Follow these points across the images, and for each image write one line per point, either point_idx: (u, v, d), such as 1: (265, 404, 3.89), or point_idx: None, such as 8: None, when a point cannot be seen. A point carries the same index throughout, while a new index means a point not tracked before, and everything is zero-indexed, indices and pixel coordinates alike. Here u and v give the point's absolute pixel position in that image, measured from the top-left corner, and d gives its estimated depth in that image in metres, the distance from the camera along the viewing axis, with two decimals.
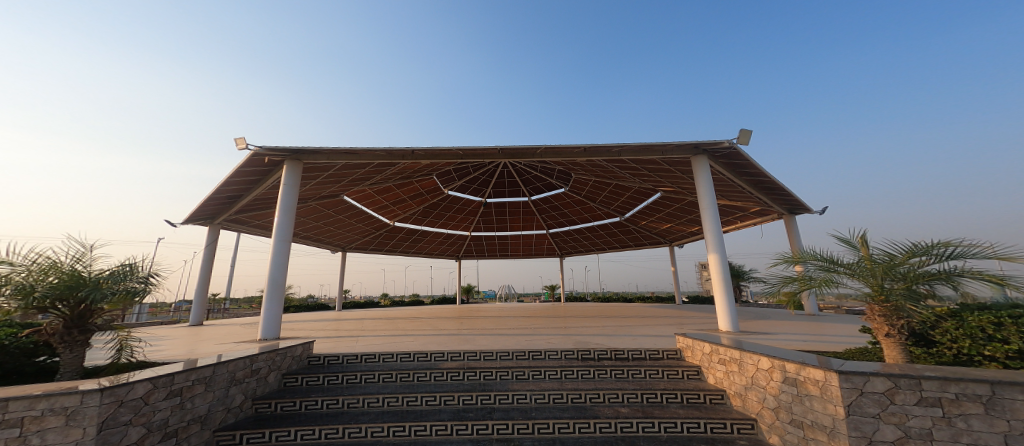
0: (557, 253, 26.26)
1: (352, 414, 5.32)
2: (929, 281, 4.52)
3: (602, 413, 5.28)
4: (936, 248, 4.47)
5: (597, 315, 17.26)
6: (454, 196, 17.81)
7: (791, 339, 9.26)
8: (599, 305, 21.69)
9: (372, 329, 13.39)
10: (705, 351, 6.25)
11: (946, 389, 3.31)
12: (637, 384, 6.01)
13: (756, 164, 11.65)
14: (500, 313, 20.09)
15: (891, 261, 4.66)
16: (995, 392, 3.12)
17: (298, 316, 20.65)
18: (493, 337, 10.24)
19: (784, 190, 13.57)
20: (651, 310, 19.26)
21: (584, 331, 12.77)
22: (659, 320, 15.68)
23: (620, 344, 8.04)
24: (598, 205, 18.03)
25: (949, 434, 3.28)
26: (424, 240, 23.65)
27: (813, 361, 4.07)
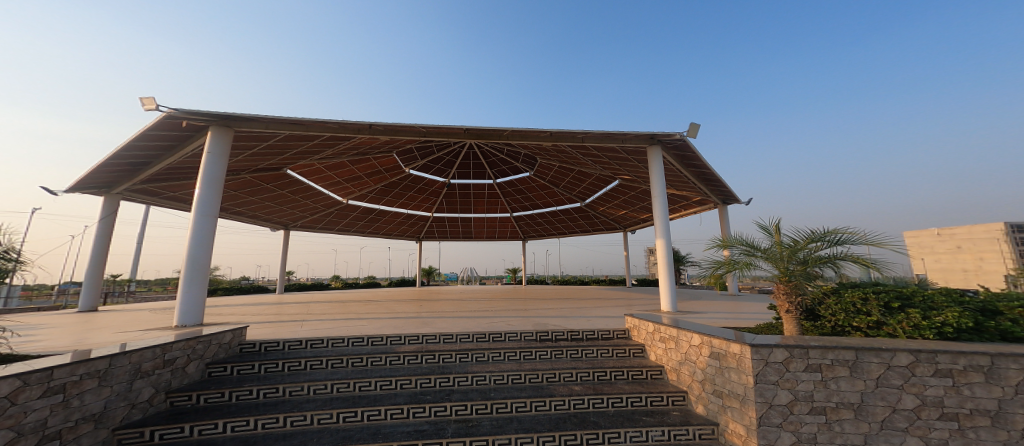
0: (516, 236, 26.32)
1: (295, 403, 4.86)
2: (822, 264, 5.10)
3: (557, 391, 5.32)
4: (828, 234, 5.10)
5: (557, 298, 17.78)
6: (412, 176, 16.89)
7: (719, 317, 10.19)
8: (557, 287, 22.35)
9: (321, 311, 12.46)
10: (649, 329, 6.52)
11: (826, 357, 4.01)
12: (589, 363, 6.11)
13: (701, 157, 12.39)
14: (463, 295, 19.86)
15: (795, 245, 5.20)
16: (859, 357, 3.93)
17: (231, 300, 18.65)
18: (454, 317, 9.97)
19: (721, 182, 14.65)
20: (603, 292, 20.13)
21: (544, 313, 13.03)
22: (611, 302, 16.41)
23: (578, 326, 8.17)
24: (561, 190, 18.22)
25: (825, 394, 4.00)
26: (381, 220, 22.48)
27: (731, 336, 4.47)
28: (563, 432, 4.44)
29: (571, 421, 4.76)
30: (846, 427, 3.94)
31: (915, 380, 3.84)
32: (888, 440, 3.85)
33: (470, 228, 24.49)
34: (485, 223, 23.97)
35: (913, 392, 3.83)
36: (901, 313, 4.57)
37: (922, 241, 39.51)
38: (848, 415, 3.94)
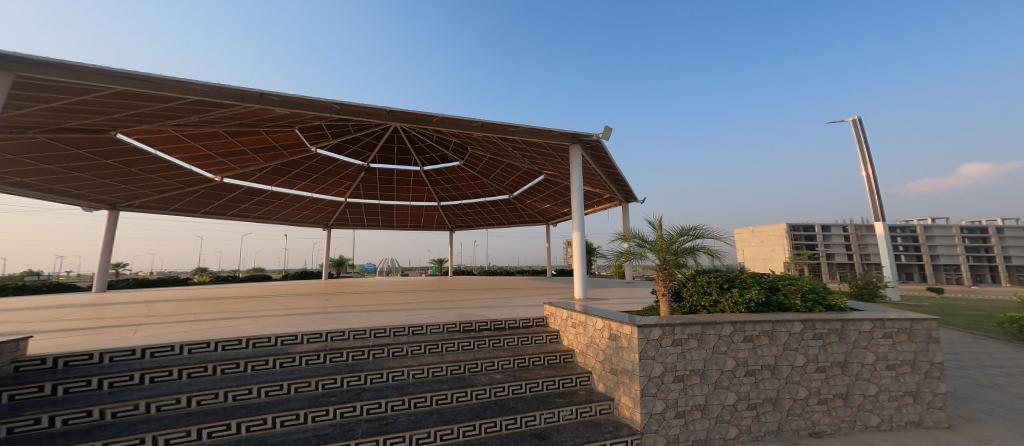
0: (434, 226, 25.61)
1: (125, 425, 3.92)
2: (689, 254, 6.18)
3: (478, 381, 5.35)
4: (693, 229, 6.16)
5: (481, 288, 17.98)
6: (317, 155, 15.01)
7: (625, 302, 11.46)
8: (480, 278, 22.54)
9: (195, 308, 10.43)
10: (563, 316, 6.92)
11: (685, 332, 4.84)
12: (510, 351, 6.24)
13: (612, 158, 13.69)
14: (378, 287, 18.72)
15: (672, 239, 6.21)
16: (704, 330, 4.87)
17: (57, 300, 14.37)
18: (368, 310, 9.31)
19: (626, 181, 16.41)
20: (518, 282, 21.01)
21: (469, 304, 13.03)
22: (526, 291, 17.21)
23: (497, 315, 8.34)
24: (486, 181, 18.28)
25: (684, 365, 4.82)
26: (278, 203, 19.65)
27: (625, 320, 5.08)
28: (483, 420, 4.52)
29: (492, 408, 4.87)
30: (696, 392, 4.82)
31: (736, 345, 4.94)
32: (720, 399, 4.86)
33: (384, 216, 22.96)
34: (401, 211, 22.73)
35: (733, 355, 4.92)
36: (735, 292, 5.73)
37: (748, 239, 51.79)
38: (696, 380, 4.83)
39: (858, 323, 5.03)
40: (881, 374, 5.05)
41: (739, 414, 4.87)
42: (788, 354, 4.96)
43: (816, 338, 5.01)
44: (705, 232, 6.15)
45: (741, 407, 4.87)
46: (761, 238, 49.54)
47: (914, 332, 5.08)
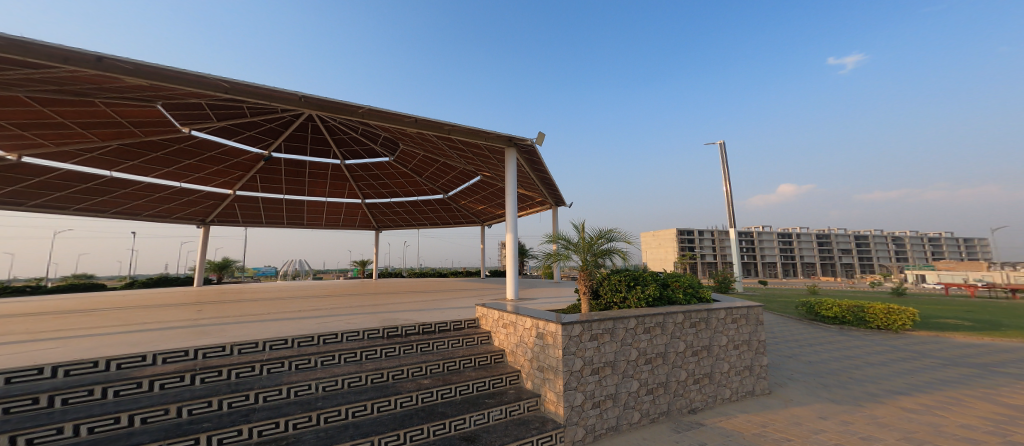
0: (354, 224, 23.74)
1: None
2: (607, 256, 6.71)
3: (403, 388, 5.11)
4: (610, 232, 6.68)
5: (410, 291, 17.29)
6: (209, 144, 12.28)
7: (552, 302, 12.03)
8: (410, 281, 21.68)
9: (21, 318, 8.17)
10: (494, 317, 6.95)
11: (599, 328, 5.23)
12: (440, 354, 6.07)
13: (544, 163, 14.20)
14: (291, 291, 16.88)
15: (592, 241, 6.67)
16: (615, 324, 5.35)
17: None
18: (268, 315, 8.27)
19: (557, 187, 17.21)
20: (445, 284, 20.67)
21: (396, 308, 12.39)
22: (453, 293, 17.01)
23: (419, 317, 8.03)
24: (420, 180, 17.71)
25: (599, 358, 5.21)
26: (157, 200, 15.76)
27: (551, 318, 5.28)
28: (409, 428, 4.33)
29: (418, 415, 4.69)
30: (608, 383, 5.24)
31: (639, 337, 5.57)
32: (626, 387, 5.37)
33: (294, 212, 20.55)
34: (318, 208, 20.70)
35: (636, 346, 5.52)
36: (641, 288, 6.40)
37: (648, 242, 58.23)
38: (608, 372, 5.26)
39: (715, 313, 6.27)
40: (731, 354, 6.36)
41: (641, 400, 5.48)
42: (674, 342, 5.83)
43: (691, 327, 6.03)
44: (620, 236, 6.70)
45: (642, 392, 5.48)
46: (658, 241, 56.04)
47: (748, 318, 6.62)
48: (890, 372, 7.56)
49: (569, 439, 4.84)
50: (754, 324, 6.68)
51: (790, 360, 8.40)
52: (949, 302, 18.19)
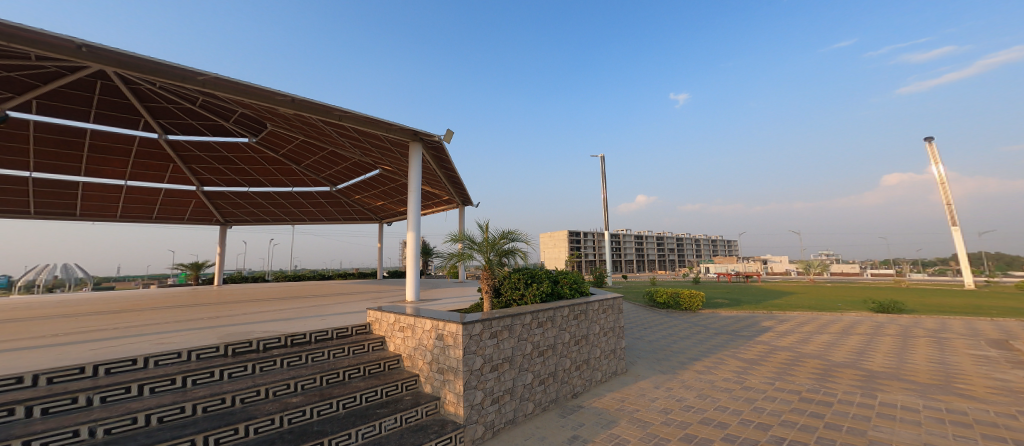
0: (184, 218, 18.24)
1: None
2: (508, 255, 6.43)
3: (260, 409, 3.65)
4: (513, 231, 6.41)
5: (286, 297, 14.36)
6: None
7: (454, 302, 11.45)
8: (286, 285, 18.18)
9: None
10: (389, 320, 5.58)
11: (500, 324, 4.74)
12: (312, 368, 4.54)
13: (452, 162, 13.41)
14: (97, 299, 12.22)
15: (494, 241, 6.29)
16: (517, 320, 4.98)
17: None
18: (32, 337, 5.47)
19: (464, 187, 16.58)
20: (324, 286, 17.84)
21: (266, 310, 10.00)
22: (335, 298, 14.73)
23: (279, 328, 6.36)
24: (301, 170, 14.89)
25: (499, 354, 4.71)
26: None
27: (452, 317, 4.53)
28: None
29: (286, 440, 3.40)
30: (506, 380, 4.78)
31: (533, 331, 5.27)
32: (522, 381, 4.99)
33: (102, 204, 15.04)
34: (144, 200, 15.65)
35: (530, 340, 5.20)
36: (538, 285, 6.28)
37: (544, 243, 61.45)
38: (507, 367, 4.81)
39: (592, 304, 6.56)
40: (602, 340, 6.67)
41: (533, 392, 5.16)
42: (561, 333, 5.74)
43: (573, 318, 6.10)
44: (521, 237, 6.45)
45: (535, 385, 5.17)
46: (554, 242, 59.53)
47: (613, 308, 7.18)
48: (700, 344, 8.93)
49: (467, 440, 4.21)
50: (616, 312, 7.27)
51: (637, 342, 9.30)
52: (743, 287, 23.83)
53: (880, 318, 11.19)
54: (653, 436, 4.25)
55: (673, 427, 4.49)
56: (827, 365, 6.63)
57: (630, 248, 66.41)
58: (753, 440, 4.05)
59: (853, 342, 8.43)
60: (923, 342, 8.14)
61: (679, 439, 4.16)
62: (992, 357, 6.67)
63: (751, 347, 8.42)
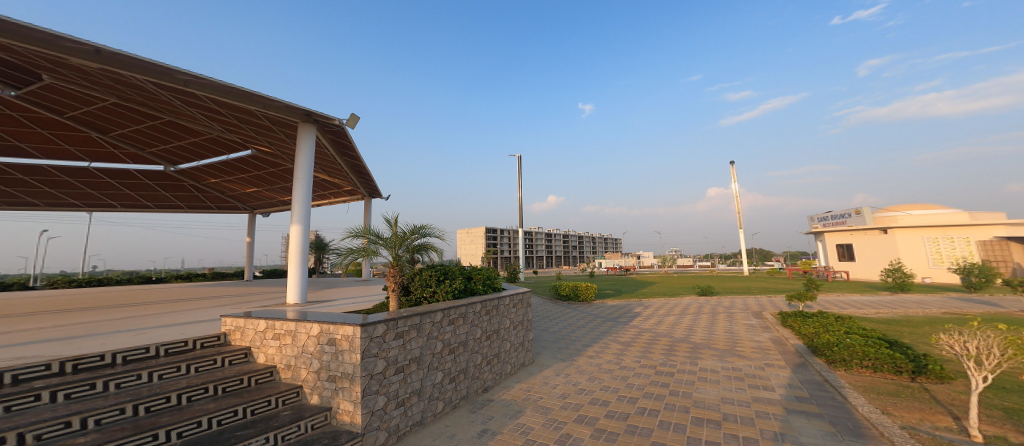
0: None
1: None
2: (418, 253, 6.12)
3: None
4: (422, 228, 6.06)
5: (99, 302, 10.66)
6: None
7: (346, 303, 10.50)
8: (98, 289, 13.58)
9: None
10: (255, 328, 4.08)
11: (405, 325, 4.11)
12: (117, 395, 2.94)
13: (356, 149, 11.09)
14: None
15: (403, 240, 5.93)
16: (422, 320, 4.39)
17: None
18: None
19: (370, 177, 14.54)
20: (161, 288, 14.09)
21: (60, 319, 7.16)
22: (181, 292, 11.79)
23: (91, 328, 4.76)
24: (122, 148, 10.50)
25: (405, 354, 4.10)
26: None
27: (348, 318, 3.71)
28: None
29: None
30: (413, 380, 4.21)
31: (443, 329, 4.78)
32: (431, 380, 4.49)
33: None
34: None
35: (441, 338, 4.73)
36: (449, 282, 6.08)
37: (462, 239, 59.64)
38: (415, 366, 4.24)
39: (502, 300, 6.39)
40: (512, 334, 6.63)
41: (444, 390, 4.71)
42: (472, 330, 5.40)
43: (483, 315, 5.81)
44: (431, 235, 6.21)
45: (445, 383, 4.71)
46: (470, 238, 58.58)
47: (522, 302, 7.19)
48: (592, 331, 9.87)
49: None
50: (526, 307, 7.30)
51: (541, 333, 9.74)
52: (627, 280, 27.68)
53: (706, 301, 14.45)
54: (553, 420, 4.30)
55: (569, 409, 4.63)
56: (673, 342, 8.27)
57: (539, 245, 70.09)
58: (624, 412, 4.45)
59: (694, 322, 10.63)
60: (732, 318, 10.85)
61: (574, 421, 4.27)
62: (757, 325, 9.47)
63: (626, 331, 9.73)
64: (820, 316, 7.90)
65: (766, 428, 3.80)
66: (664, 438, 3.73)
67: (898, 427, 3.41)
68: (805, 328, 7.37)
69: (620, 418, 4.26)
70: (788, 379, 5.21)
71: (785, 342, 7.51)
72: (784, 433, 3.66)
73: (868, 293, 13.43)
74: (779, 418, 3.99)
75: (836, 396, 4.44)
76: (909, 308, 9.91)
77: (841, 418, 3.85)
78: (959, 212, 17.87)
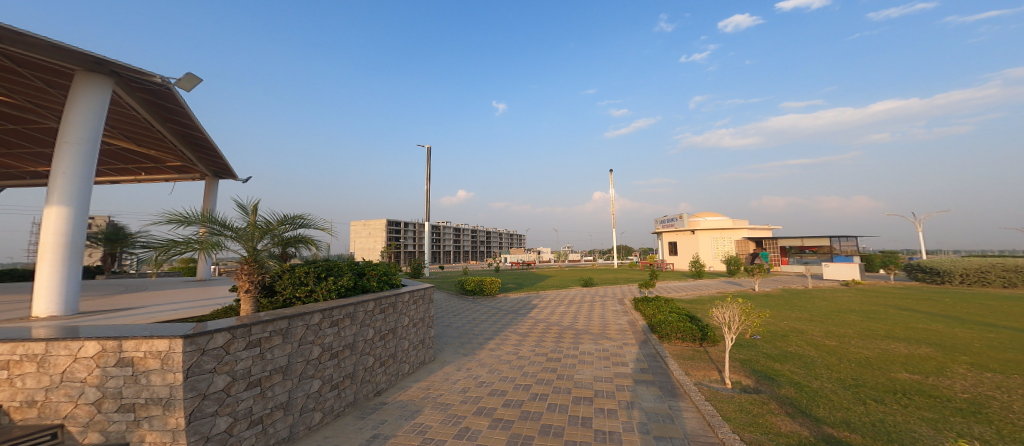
0: None
1: None
2: (288, 248, 3.59)
3: None
4: (301, 217, 3.59)
5: None
6: None
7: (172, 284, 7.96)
8: None
9: None
10: None
11: (265, 329, 2.61)
12: None
13: (211, 141, 7.54)
14: None
15: (268, 227, 3.34)
16: (291, 323, 2.82)
17: None
18: None
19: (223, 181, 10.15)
20: None
21: None
22: None
23: None
24: None
25: (262, 366, 2.59)
26: None
27: (161, 328, 2.20)
28: None
29: None
30: (275, 396, 2.70)
31: (322, 333, 3.20)
32: (303, 391, 2.97)
33: None
34: None
35: (319, 342, 3.17)
36: (334, 279, 3.80)
37: (357, 231, 54.80)
38: (279, 379, 2.73)
39: (401, 296, 4.70)
40: (410, 331, 4.97)
41: (323, 399, 3.21)
42: (363, 329, 3.80)
43: (379, 313, 4.15)
44: (317, 223, 3.78)
45: (324, 392, 3.21)
46: (367, 230, 54.26)
47: (423, 298, 5.51)
48: (495, 324, 9.50)
49: None
50: (427, 304, 5.63)
51: (443, 329, 8.69)
52: (525, 274, 29.17)
53: (587, 291, 16.20)
54: (453, 416, 3.66)
55: (469, 403, 4.05)
56: (561, 329, 8.82)
57: (446, 239, 69.08)
58: (518, 399, 4.19)
59: (573, 312, 11.46)
60: (600, 307, 12.17)
61: (473, 413, 3.76)
62: (619, 310, 11.06)
63: (523, 322, 9.99)
64: (658, 300, 9.60)
65: (622, 398, 4.17)
66: (551, 420, 3.63)
67: (695, 385, 4.31)
68: (649, 310, 8.86)
69: (515, 406, 3.98)
70: (636, 354, 6.10)
71: (636, 323, 8.89)
72: (634, 401, 4.08)
73: (682, 280, 17.07)
74: (630, 388, 4.50)
75: (663, 365, 5.41)
76: (702, 290, 13.04)
77: (666, 382, 4.64)
78: (725, 218, 23.33)
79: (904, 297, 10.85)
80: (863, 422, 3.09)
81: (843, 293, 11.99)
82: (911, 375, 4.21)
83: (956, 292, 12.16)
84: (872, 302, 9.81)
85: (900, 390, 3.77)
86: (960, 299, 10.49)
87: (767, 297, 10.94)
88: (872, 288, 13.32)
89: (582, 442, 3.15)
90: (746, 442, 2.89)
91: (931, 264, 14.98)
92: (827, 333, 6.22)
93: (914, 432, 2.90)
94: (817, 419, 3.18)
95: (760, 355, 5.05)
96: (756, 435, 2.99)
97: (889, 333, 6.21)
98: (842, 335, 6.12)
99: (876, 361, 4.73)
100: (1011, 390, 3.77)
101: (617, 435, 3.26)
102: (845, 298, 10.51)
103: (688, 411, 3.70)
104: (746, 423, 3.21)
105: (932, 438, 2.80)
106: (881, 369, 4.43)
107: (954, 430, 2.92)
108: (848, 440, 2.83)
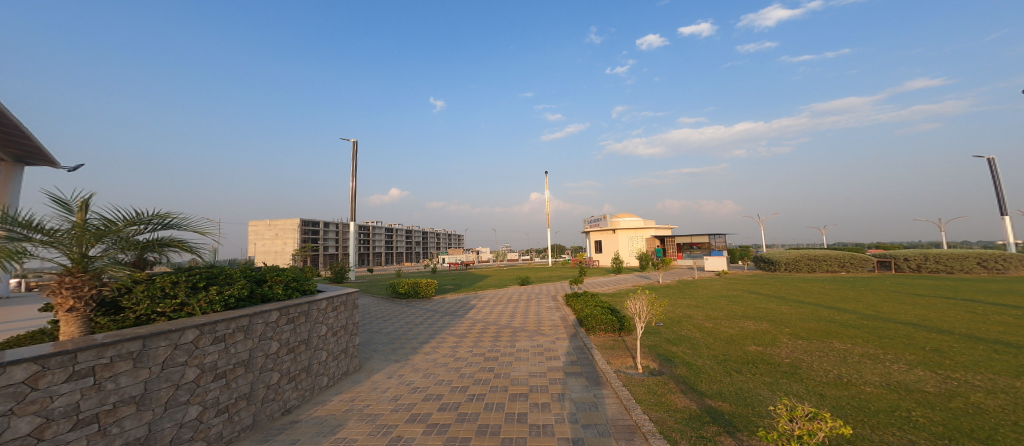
0: None
1: None
2: (140, 252, 3.02)
3: None
4: (157, 218, 3.04)
5: None
6: None
7: None
8: None
9: None
10: None
11: (102, 354, 2.20)
12: None
13: (12, 117, 6.24)
14: None
15: (108, 229, 2.75)
16: (147, 344, 2.43)
17: None
18: None
19: (22, 164, 8.25)
20: None
21: None
22: None
23: None
24: None
25: (98, 400, 2.18)
26: None
27: None
28: None
29: None
30: (124, 432, 2.31)
31: (200, 352, 2.82)
32: (172, 421, 2.59)
33: None
34: None
35: (196, 362, 2.78)
36: (215, 288, 3.32)
37: (261, 231, 49.24)
38: (129, 411, 2.34)
39: (317, 304, 4.36)
40: (328, 341, 4.61)
41: (204, 427, 2.82)
42: (263, 343, 3.43)
43: (286, 323, 3.79)
44: (187, 224, 3.25)
45: (206, 418, 2.84)
46: (274, 231, 48.97)
47: (345, 304, 5.14)
48: (430, 328, 9.20)
49: None
50: (350, 309, 5.27)
51: (371, 336, 8.20)
52: (463, 275, 28.80)
53: (525, 290, 16.61)
54: (382, 426, 3.50)
55: (400, 411, 3.90)
56: (498, 328, 8.93)
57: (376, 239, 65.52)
58: (454, 402, 4.14)
59: (501, 311, 11.62)
60: (525, 305, 12.53)
61: (405, 421, 3.63)
62: (552, 307, 11.53)
63: (461, 323, 9.87)
64: (586, 295, 10.23)
65: (553, 391, 4.36)
66: (488, 419, 3.64)
67: (615, 372, 4.67)
68: (577, 305, 9.40)
69: (451, 409, 3.92)
70: (567, 347, 6.41)
71: (567, 319, 9.35)
72: (564, 393, 4.28)
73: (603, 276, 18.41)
74: (562, 381, 4.72)
75: (589, 356, 5.78)
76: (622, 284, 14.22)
77: (592, 372, 4.95)
78: (637, 218, 25.88)
79: (760, 282, 13.04)
80: (730, 391, 3.62)
81: (717, 281, 14.08)
82: (758, 348, 5.03)
83: (788, 277, 14.98)
84: (736, 288, 11.65)
85: (751, 361, 4.52)
86: (790, 281, 13.14)
87: (665, 288, 12.29)
88: (738, 276, 15.71)
89: (517, 439, 3.22)
90: (654, 421, 3.20)
91: (769, 256, 17.95)
92: (707, 317, 7.17)
93: (759, 395, 3.48)
94: (701, 393, 3.65)
95: (661, 340, 5.63)
96: (660, 413, 3.33)
97: (744, 313, 7.39)
98: (716, 317, 7.13)
99: (737, 338, 5.57)
100: (815, 352, 4.73)
101: (550, 428, 3.39)
102: (720, 286, 12.28)
103: (608, 397, 3.98)
104: (653, 403, 3.56)
105: (771, 399, 3.38)
106: (743, 345, 5.22)
107: (783, 390, 3.57)
108: (721, 409, 3.28)
